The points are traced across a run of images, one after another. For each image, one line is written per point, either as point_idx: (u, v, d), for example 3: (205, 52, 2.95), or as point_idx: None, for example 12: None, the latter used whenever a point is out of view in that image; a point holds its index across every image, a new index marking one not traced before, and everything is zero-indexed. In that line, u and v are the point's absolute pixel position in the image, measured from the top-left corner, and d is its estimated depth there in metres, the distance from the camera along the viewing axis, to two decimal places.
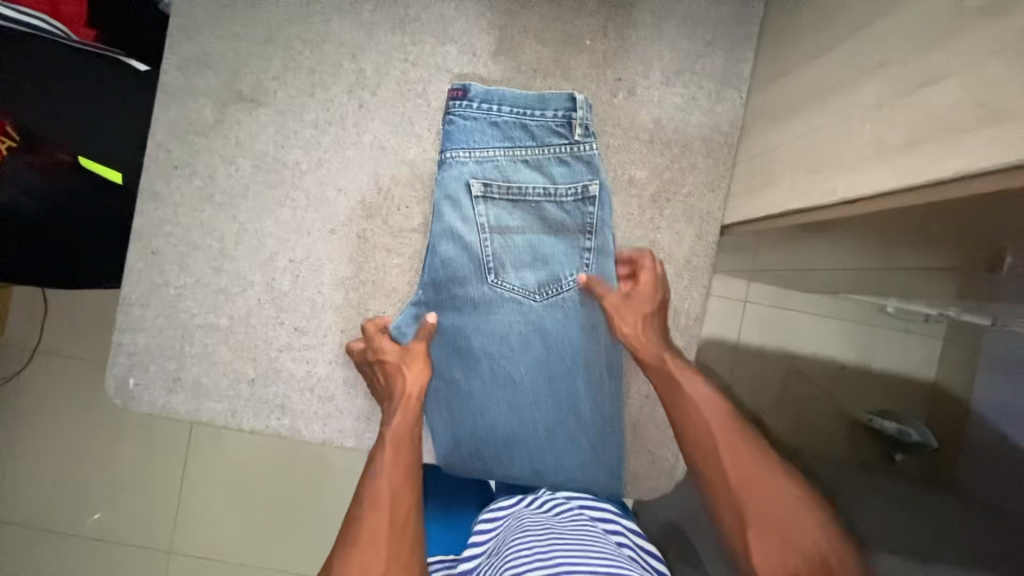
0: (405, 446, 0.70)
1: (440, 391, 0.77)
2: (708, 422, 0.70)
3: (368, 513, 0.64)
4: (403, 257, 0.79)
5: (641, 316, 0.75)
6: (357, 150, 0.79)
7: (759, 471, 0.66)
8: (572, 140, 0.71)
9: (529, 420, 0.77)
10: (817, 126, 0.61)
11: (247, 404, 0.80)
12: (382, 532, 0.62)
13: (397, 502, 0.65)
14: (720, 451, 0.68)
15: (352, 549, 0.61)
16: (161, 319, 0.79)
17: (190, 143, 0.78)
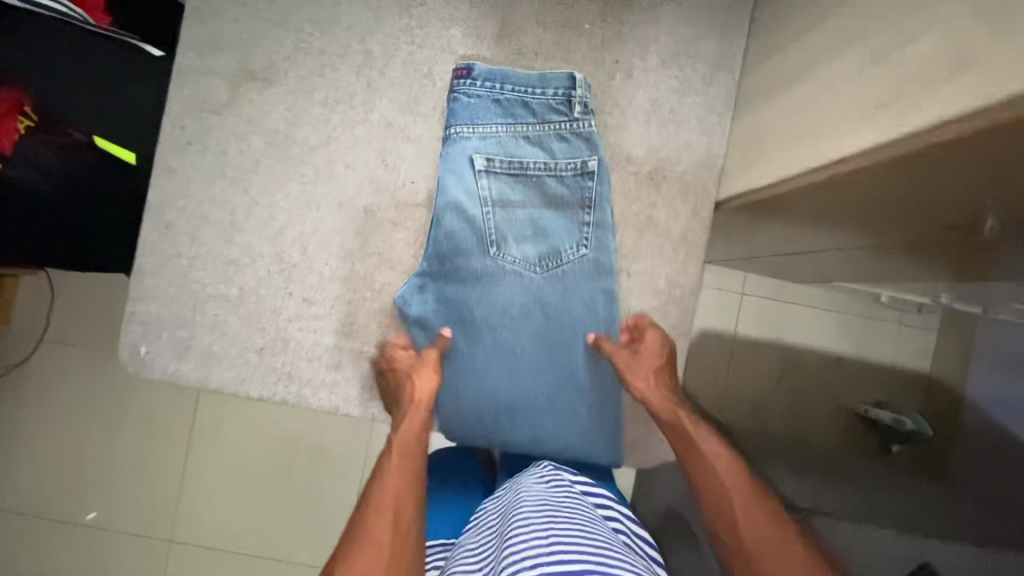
0: (413, 451, 0.70)
1: (445, 362, 0.78)
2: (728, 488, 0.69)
3: (373, 513, 0.62)
4: (407, 231, 0.81)
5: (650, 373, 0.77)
6: (365, 128, 0.81)
7: (772, 531, 0.64)
8: (572, 117, 0.73)
9: (529, 388, 0.78)
10: (807, 96, 0.61)
11: (256, 371, 0.81)
12: (385, 533, 0.60)
13: (402, 504, 0.64)
14: (734, 505, 0.67)
15: (354, 549, 0.59)
16: (173, 289, 0.81)
17: (204, 121, 0.81)
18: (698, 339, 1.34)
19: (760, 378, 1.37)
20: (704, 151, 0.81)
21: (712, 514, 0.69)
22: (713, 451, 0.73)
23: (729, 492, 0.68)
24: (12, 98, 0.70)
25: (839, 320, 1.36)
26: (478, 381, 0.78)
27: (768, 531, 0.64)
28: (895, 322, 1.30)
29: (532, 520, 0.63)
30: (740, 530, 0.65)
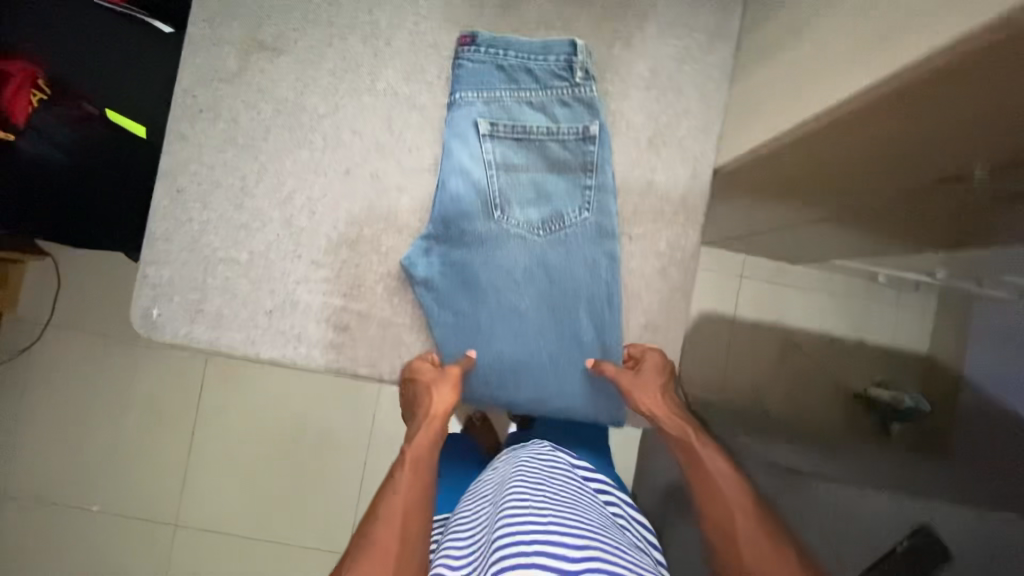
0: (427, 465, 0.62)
1: (449, 325, 0.71)
2: (729, 500, 0.70)
3: (380, 525, 0.55)
4: (412, 195, 0.70)
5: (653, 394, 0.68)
6: (371, 97, 0.69)
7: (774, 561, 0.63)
8: (573, 83, 0.69)
9: (535, 350, 0.71)
10: (828, 36, 0.54)
11: (265, 334, 0.68)
12: (393, 545, 0.53)
13: (413, 515, 0.56)
14: (735, 521, 0.68)
15: (359, 562, 0.51)
16: (185, 254, 0.68)
17: (214, 90, 0.68)
18: (699, 321, 1.35)
19: None
20: (703, 117, 0.72)
21: (717, 542, 0.69)
22: (717, 478, 0.73)
23: (735, 521, 0.68)
24: (28, 70, 0.74)
25: None
26: (481, 343, 0.71)
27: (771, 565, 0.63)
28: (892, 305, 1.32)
29: (527, 492, 0.66)
30: (742, 561, 0.65)
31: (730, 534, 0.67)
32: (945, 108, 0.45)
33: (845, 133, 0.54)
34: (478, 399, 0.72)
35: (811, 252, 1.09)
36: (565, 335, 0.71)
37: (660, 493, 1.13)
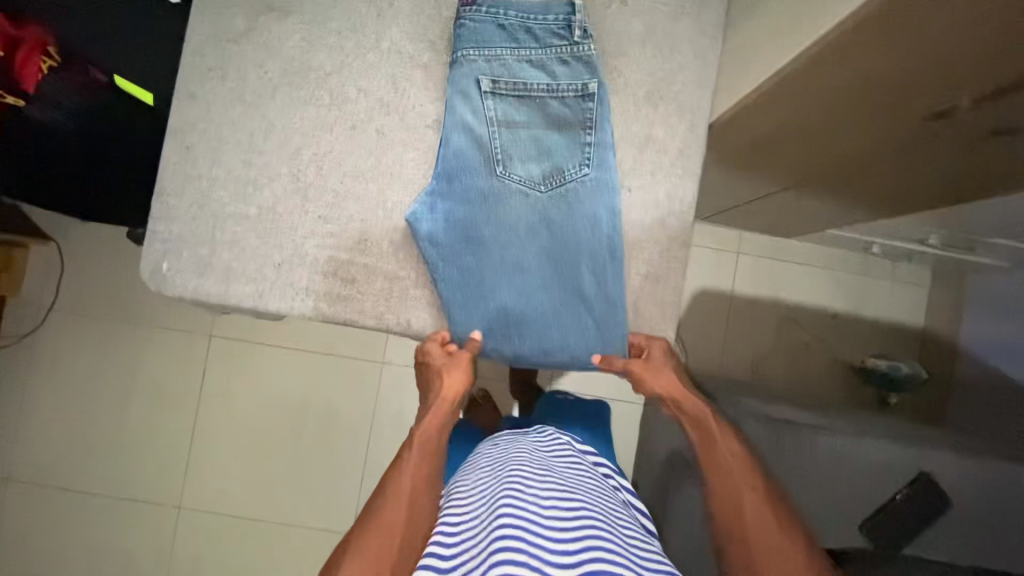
0: (433, 451, 0.70)
1: (452, 279, 0.70)
2: (738, 478, 0.71)
3: (388, 502, 0.63)
4: (417, 151, 0.71)
5: (667, 378, 0.74)
6: (376, 56, 0.71)
7: (778, 539, 0.65)
8: (572, 42, 0.71)
9: (540, 304, 0.71)
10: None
11: (274, 286, 0.69)
12: (399, 521, 0.61)
13: (418, 496, 0.65)
14: (744, 499, 0.69)
15: (368, 533, 0.60)
16: (195, 208, 0.69)
17: (222, 49, 0.70)
18: (698, 296, 1.37)
19: (760, 336, 1.39)
20: (698, 71, 0.74)
21: (722, 518, 0.69)
22: (728, 459, 0.73)
23: (742, 499, 0.69)
24: (38, 36, 0.75)
25: (832, 278, 1.38)
26: (484, 296, 0.71)
27: (775, 542, 0.64)
28: (887, 278, 1.36)
29: (533, 470, 0.69)
30: (747, 537, 0.66)
31: (736, 510, 0.68)
32: (939, 27, 0.46)
33: (848, 57, 0.55)
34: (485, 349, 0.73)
35: (808, 221, 1.11)
36: (568, 287, 0.71)
37: (661, 462, 1.14)
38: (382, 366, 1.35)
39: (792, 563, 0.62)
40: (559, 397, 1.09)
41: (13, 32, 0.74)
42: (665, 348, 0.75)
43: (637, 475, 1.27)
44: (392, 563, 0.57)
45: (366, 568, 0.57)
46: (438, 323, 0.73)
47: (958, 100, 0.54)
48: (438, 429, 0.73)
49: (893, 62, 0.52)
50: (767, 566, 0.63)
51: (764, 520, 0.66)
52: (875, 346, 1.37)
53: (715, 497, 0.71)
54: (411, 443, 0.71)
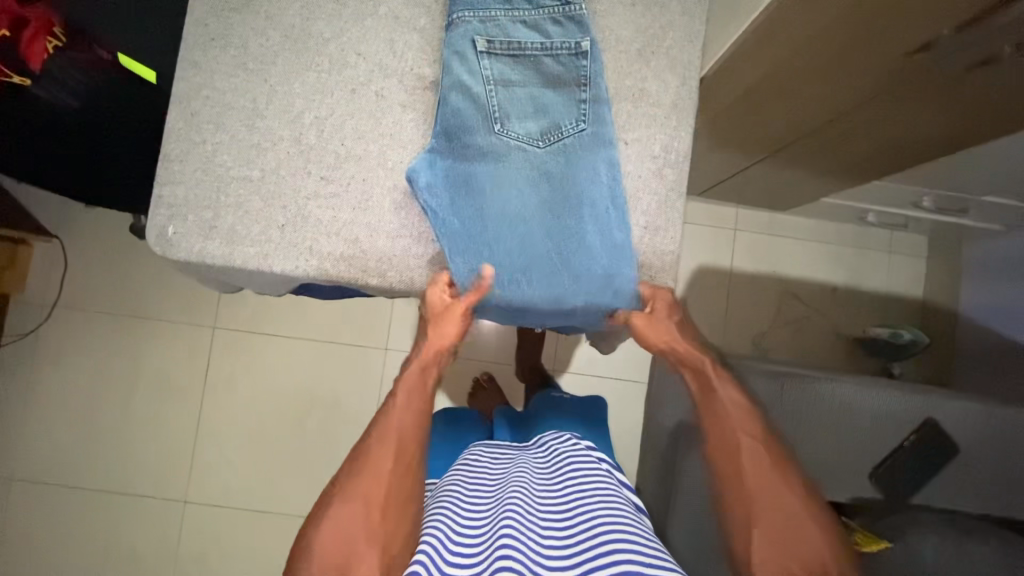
0: (423, 395, 0.72)
1: (458, 233, 0.71)
2: (735, 425, 0.69)
3: (377, 445, 0.67)
4: (416, 113, 0.73)
5: (665, 332, 0.76)
6: (374, 22, 0.73)
7: (776, 485, 0.64)
8: (564, 2, 0.72)
9: (544, 254, 0.72)
10: None
11: (279, 247, 0.70)
12: (386, 464, 0.66)
13: (404, 441, 0.67)
14: (741, 445, 0.67)
15: (357, 473, 0.65)
16: (199, 173, 0.70)
17: (225, 19, 0.72)
18: (697, 274, 1.38)
19: (762, 312, 1.39)
20: (686, 28, 0.76)
21: (720, 461, 0.68)
22: (727, 407, 0.70)
23: (741, 446, 0.67)
24: (44, 16, 0.73)
25: (830, 252, 1.38)
26: (489, 248, 0.72)
27: (773, 489, 0.64)
28: (885, 250, 1.37)
29: (530, 498, 0.71)
30: (745, 484, 0.65)
31: (735, 454, 0.67)
32: None
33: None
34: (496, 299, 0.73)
35: (802, 190, 1.12)
36: (571, 238, 0.72)
37: (667, 436, 1.14)
38: (385, 353, 1.35)
39: (793, 513, 0.63)
40: (556, 395, 1.06)
41: (19, 11, 0.72)
42: (670, 299, 0.75)
43: (644, 454, 1.27)
44: (379, 509, 0.63)
45: (354, 507, 0.63)
46: (438, 272, 0.73)
47: (938, 33, 0.56)
48: (428, 372, 0.75)
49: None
50: (764, 514, 0.63)
51: (761, 466, 0.66)
52: (876, 318, 1.37)
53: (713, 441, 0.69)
54: (400, 385, 0.72)
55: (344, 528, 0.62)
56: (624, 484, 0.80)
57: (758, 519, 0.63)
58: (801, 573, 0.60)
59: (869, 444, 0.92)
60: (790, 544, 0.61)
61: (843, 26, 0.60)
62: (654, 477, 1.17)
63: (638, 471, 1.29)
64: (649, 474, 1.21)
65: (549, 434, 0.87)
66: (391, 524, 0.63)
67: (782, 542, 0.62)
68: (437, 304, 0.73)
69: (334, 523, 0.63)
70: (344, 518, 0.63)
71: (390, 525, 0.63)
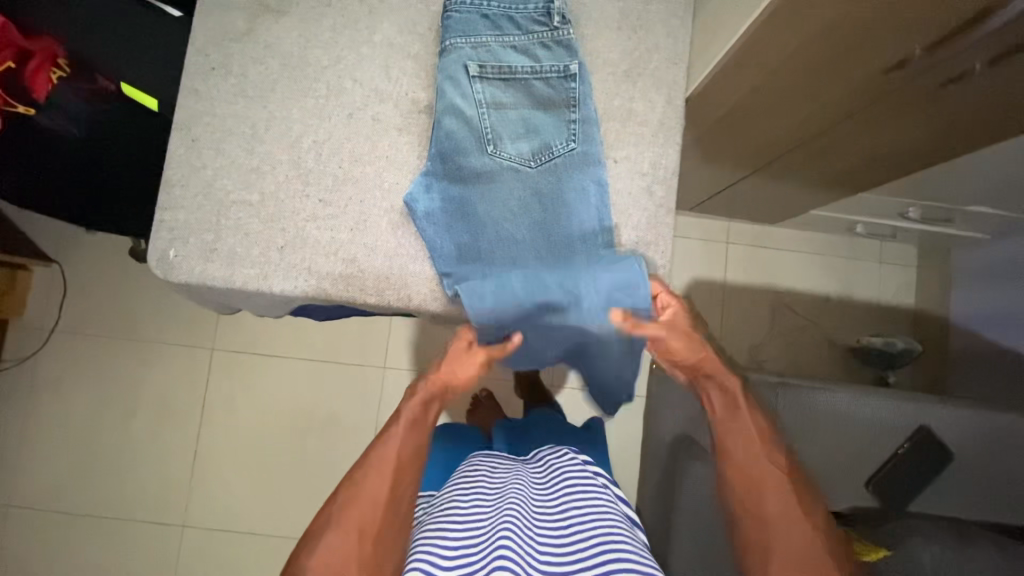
0: (424, 425, 0.74)
1: (456, 253, 0.73)
2: (754, 449, 0.69)
3: (373, 474, 0.68)
4: (411, 135, 0.75)
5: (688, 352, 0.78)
6: (369, 49, 0.75)
7: (797, 518, 0.64)
8: (552, 27, 0.75)
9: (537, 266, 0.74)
10: None
11: (278, 268, 0.71)
12: (382, 495, 0.67)
13: (402, 471, 0.69)
14: (761, 470, 0.67)
15: (351, 502, 0.66)
16: (199, 198, 0.72)
17: (226, 48, 0.74)
18: (691, 288, 1.40)
19: (757, 324, 1.40)
20: (671, 50, 0.79)
21: (739, 490, 0.67)
22: (746, 430, 0.71)
23: (761, 471, 0.67)
24: (49, 47, 0.79)
25: (822, 262, 1.40)
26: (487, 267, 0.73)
27: (792, 519, 0.64)
28: (876, 260, 1.39)
29: (528, 515, 0.71)
30: (764, 511, 0.65)
31: (755, 483, 0.67)
32: None
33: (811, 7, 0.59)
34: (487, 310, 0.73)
35: (791, 204, 1.14)
36: (561, 251, 0.74)
37: (666, 449, 1.15)
38: (383, 371, 1.35)
39: (813, 545, 0.62)
40: (554, 411, 1.08)
41: (25, 44, 0.78)
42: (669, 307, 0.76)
43: (643, 469, 1.27)
44: (372, 539, 0.64)
45: (347, 537, 0.64)
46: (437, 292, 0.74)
47: (909, 51, 0.58)
48: (431, 406, 0.77)
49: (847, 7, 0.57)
50: (782, 541, 0.63)
51: (780, 493, 0.65)
52: (869, 327, 1.39)
53: (733, 466, 0.69)
54: (400, 413, 0.74)
55: (335, 557, 0.63)
56: (620, 498, 0.80)
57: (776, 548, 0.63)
58: None
59: (866, 455, 0.92)
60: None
61: (819, 45, 0.63)
62: (654, 492, 1.17)
63: (638, 486, 1.29)
64: (649, 488, 1.21)
65: (549, 449, 0.88)
66: (383, 553, 0.64)
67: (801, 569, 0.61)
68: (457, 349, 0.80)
69: (327, 551, 0.63)
70: (335, 547, 0.64)
71: (381, 556, 0.64)
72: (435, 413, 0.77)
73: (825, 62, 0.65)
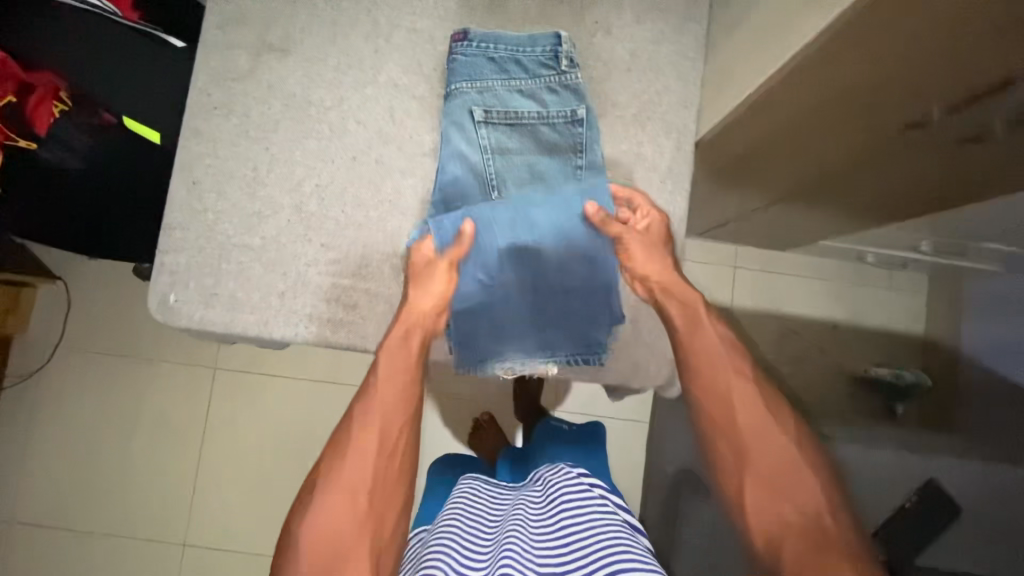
0: (406, 367, 0.69)
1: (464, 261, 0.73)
2: (725, 361, 0.69)
3: (360, 428, 0.65)
4: (415, 180, 0.74)
5: (655, 265, 0.73)
6: (373, 89, 0.74)
7: (766, 421, 0.64)
8: (560, 71, 0.75)
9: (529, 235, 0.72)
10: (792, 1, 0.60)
11: (278, 313, 0.71)
12: (371, 449, 0.64)
13: (389, 420, 0.66)
14: (733, 382, 0.67)
15: (341, 461, 0.63)
16: (200, 240, 0.71)
17: (228, 87, 0.73)
18: None
19: None
20: (682, 93, 0.78)
21: (712, 406, 0.67)
22: (714, 343, 0.70)
23: (730, 385, 0.67)
24: (50, 82, 0.77)
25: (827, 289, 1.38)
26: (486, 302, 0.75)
27: (762, 427, 0.64)
28: (884, 287, 1.34)
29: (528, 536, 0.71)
30: (738, 423, 0.65)
31: (727, 400, 0.66)
32: (901, 40, 0.49)
33: (832, 61, 0.56)
34: (450, 219, 0.72)
35: (799, 234, 1.13)
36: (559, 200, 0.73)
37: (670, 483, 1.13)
38: None
39: (785, 456, 0.62)
40: (555, 424, 1.08)
41: (26, 77, 0.76)
42: (647, 215, 0.74)
43: (646, 496, 1.26)
44: (366, 496, 0.62)
45: (338, 501, 0.61)
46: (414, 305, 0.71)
47: (931, 112, 0.55)
48: (411, 339, 0.70)
49: (863, 67, 0.55)
50: (758, 452, 0.63)
51: (750, 405, 0.66)
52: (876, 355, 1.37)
53: (702, 380, 0.68)
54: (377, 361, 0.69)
55: (328, 518, 0.60)
56: (619, 506, 0.79)
57: (749, 464, 0.63)
58: (796, 517, 0.58)
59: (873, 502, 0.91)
60: (777, 480, 0.61)
61: (835, 99, 0.60)
62: (656, 522, 1.17)
63: (640, 512, 1.28)
64: (652, 517, 1.20)
65: (546, 467, 0.88)
66: (379, 511, 0.62)
67: (772, 484, 0.61)
68: (419, 265, 0.71)
69: (319, 516, 0.60)
70: (328, 510, 0.60)
71: (379, 511, 0.62)
72: (418, 347, 0.70)
73: (841, 116, 0.63)
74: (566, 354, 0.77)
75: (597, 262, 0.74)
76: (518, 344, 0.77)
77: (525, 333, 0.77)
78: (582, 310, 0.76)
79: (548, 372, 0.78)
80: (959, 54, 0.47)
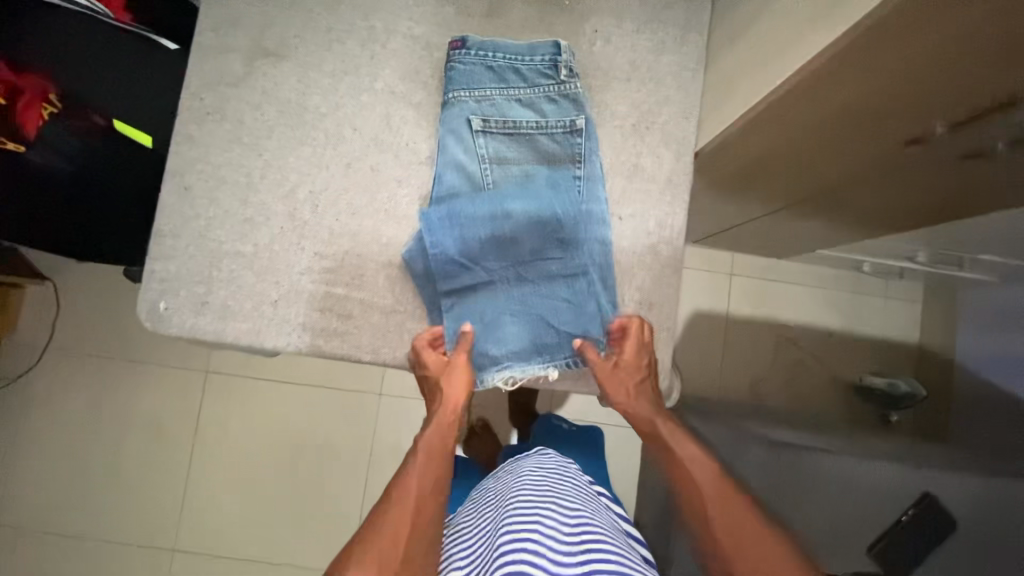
0: (438, 457, 0.72)
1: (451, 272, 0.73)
2: (702, 485, 0.70)
3: (393, 508, 0.65)
4: (411, 188, 0.74)
5: (628, 392, 0.75)
6: (370, 96, 0.74)
7: (749, 532, 0.64)
8: (559, 80, 0.75)
9: (513, 243, 0.73)
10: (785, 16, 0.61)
11: (270, 322, 0.72)
12: (403, 527, 0.63)
13: (422, 501, 0.66)
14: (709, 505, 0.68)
15: (371, 538, 0.62)
16: (192, 248, 0.72)
17: (222, 93, 0.74)
18: (692, 320, 1.34)
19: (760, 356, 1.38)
20: (682, 103, 0.78)
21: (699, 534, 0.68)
22: (690, 466, 0.73)
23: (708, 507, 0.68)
24: (40, 85, 0.75)
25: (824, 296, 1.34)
26: (483, 311, 0.75)
27: (749, 541, 0.63)
28: (882, 296, 1.29)
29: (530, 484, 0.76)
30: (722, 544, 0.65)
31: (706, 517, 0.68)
32: (884, 65, 0.50)
33: (816, 83, 0.57)
34: (437, 214, 0.72)
35: (795, 244, 1.13)
36: (542, 199, 0.72)
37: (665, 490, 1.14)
38: (380, 398, 1.32)
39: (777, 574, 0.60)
40: (555, 421, 1.08)
41: (16, 81, 0.74)
42: (644, 332, 0.75)
43: (641, 502, 1.26)
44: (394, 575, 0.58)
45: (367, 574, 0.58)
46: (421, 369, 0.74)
47: (932, 128, 0.55)
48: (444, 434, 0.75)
49: (851, 90, 0.55)
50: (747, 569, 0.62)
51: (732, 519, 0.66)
52: None
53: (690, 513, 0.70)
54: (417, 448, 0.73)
55: None
56: (619, 517, 0.81)
57: None
58: None
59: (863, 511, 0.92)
60: None
61: (825, 118, 0.61)
62: (650, 528, 1.17)
63: (635, 518, 1.28)
64: (647, 524, 1.20)
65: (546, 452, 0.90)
66: None
67: None
68: (434, 364, 0.74)
69: None
70: None
71: None
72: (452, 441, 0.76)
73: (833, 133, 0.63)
74: (566, 357, 0.77)
75: (571, 247, 0.74)
76: (512, 343, 0.76)
77: (517, 331, 0.76)
78: (569, 301, 0.76)
79: (549, 377, 0.77)
80: (950, 73, 0.47)
